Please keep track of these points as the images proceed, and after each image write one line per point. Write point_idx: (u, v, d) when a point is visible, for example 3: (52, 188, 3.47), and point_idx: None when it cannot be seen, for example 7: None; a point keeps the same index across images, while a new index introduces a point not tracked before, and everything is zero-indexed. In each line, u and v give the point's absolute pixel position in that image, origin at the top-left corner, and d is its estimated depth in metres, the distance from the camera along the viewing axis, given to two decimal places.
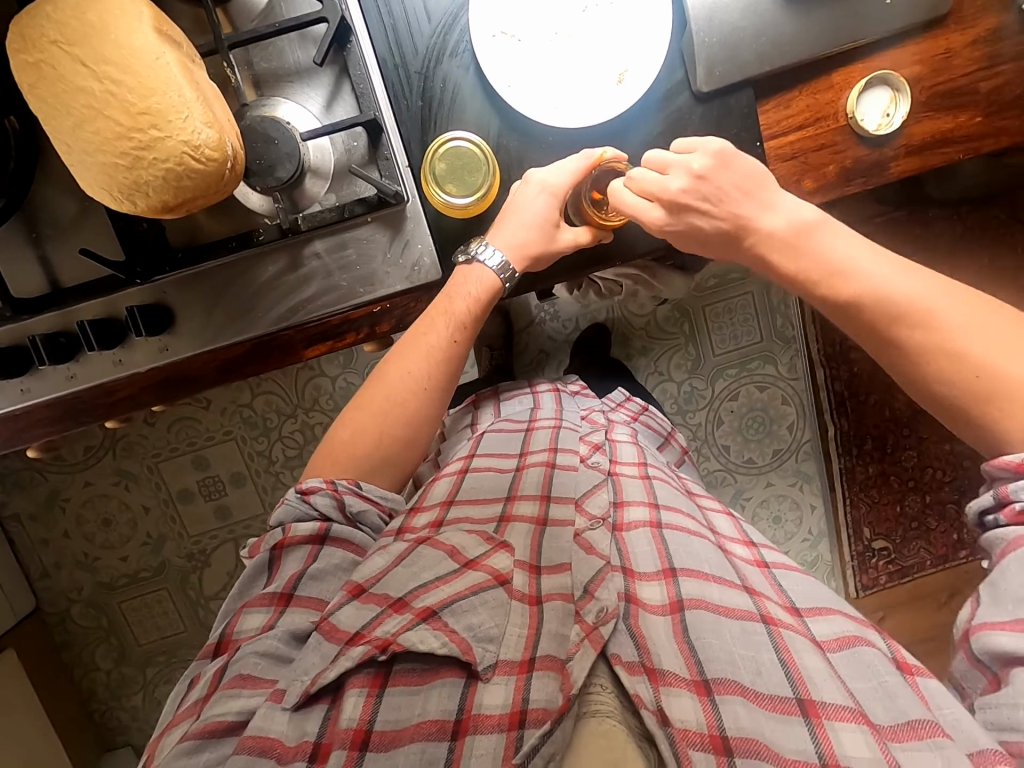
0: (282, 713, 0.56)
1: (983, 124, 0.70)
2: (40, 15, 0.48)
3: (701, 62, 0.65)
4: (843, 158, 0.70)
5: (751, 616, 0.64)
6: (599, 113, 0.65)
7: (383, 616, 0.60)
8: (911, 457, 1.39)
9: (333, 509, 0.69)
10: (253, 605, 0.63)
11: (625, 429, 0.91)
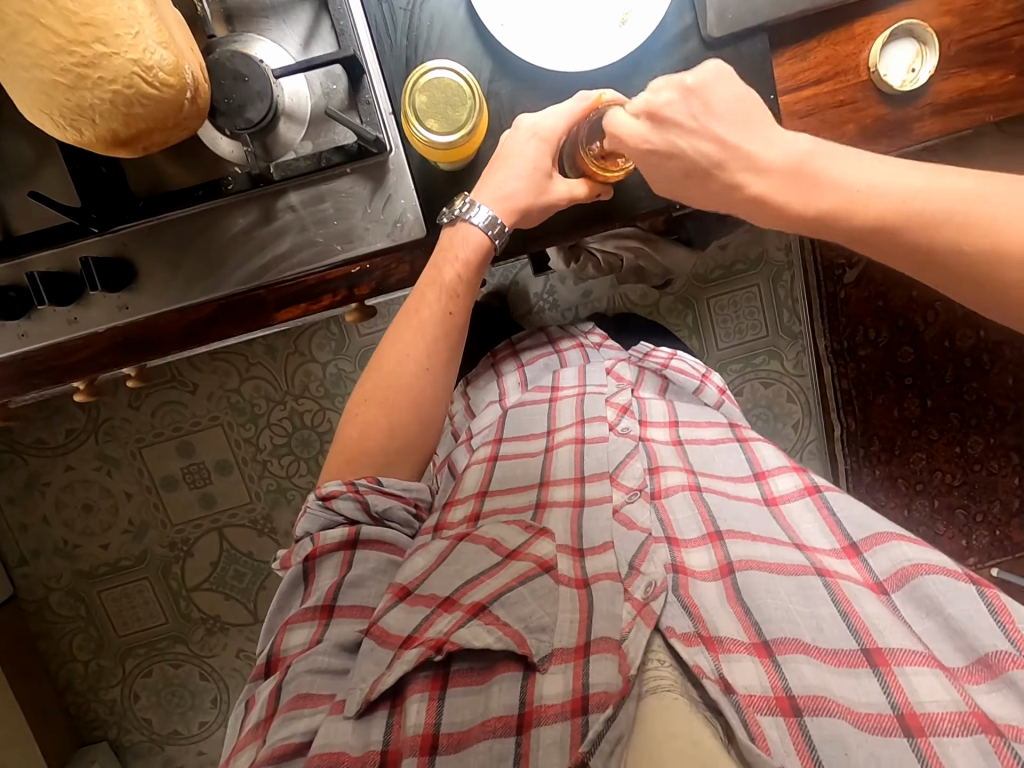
0: (345, 723, 0.53)
1: (1016, 83, 0.65)
2: None
3: (712, 5, 0.60)
4: (864, 117, 0.65)
5: (806, 570, 0.60)
6: (600, 56, 0.60)
7: (433, 618, 0.57)
8: (919, 459, 1.33)
9: (359, 513, 0.63)
10: (296, 621, 0.59)
11: (656, 382, 0.82)
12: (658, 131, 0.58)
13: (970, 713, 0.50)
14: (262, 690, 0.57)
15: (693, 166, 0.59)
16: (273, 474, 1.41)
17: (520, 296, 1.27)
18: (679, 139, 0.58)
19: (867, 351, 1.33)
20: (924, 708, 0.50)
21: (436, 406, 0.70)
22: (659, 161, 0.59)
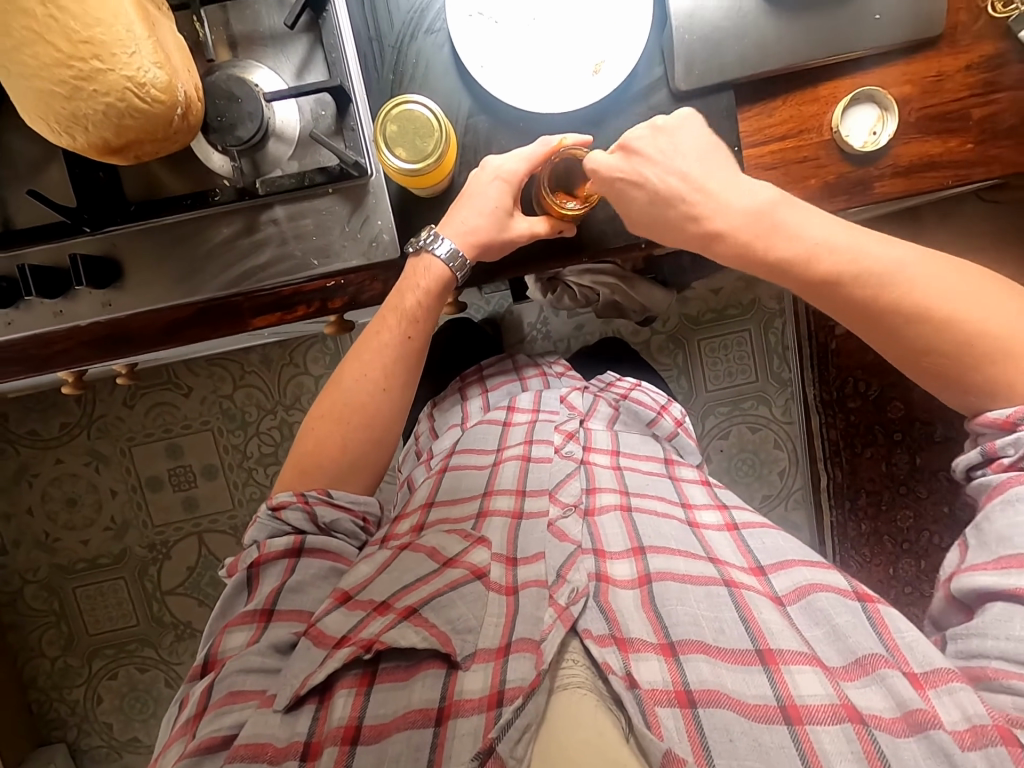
0: (275, 715, 0.54)
1: (973, 151, 0.69)
2: None
3: (680, 59, 0.63)
4: (826, 173, 0.68)
5: (714, 581, 0.61)
6: (571, 101, 0.64)
7: (369, 618, 0.57)
8: (906, 516, 1.26)
9: (307, 523, 0.65)
10: (235, 624, 0.60)
11: (606, 411, 0.83)
12: (629, 161, 0.63)
13: (840, 705, 0.52)
14: (195, 689, 0.58)
15: (659, 194, 0.63)
16: (257, 483, 1.42)
17: (513, 325, 1.29)
18: (647, 171, 0.63)
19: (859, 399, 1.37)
20: (804, 702, 0.52)
21: (397, 420, 0.72)
22: (625, 189, 0.63)
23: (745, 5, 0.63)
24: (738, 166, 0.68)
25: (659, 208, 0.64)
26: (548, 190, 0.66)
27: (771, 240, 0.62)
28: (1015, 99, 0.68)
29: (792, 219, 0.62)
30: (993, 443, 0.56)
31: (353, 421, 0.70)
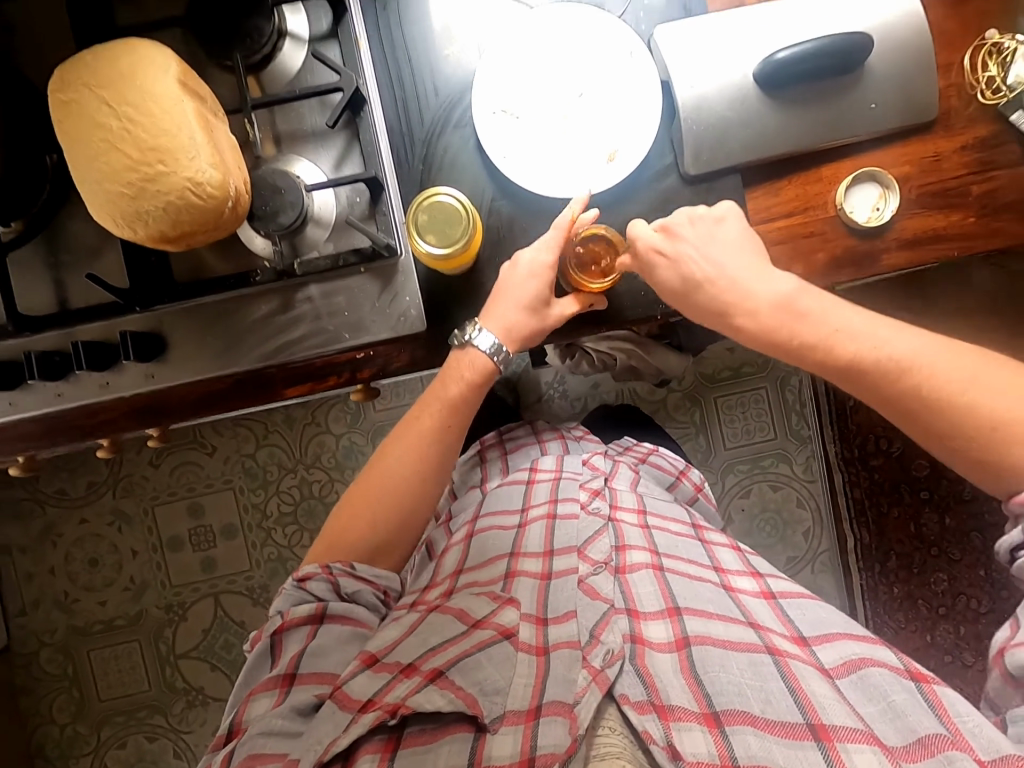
0: None
1: (976, 224, 0.72)
2: (81, 61, 0.54)
3: (689, 147, 0.67)
4: (834, 247, 0.72)
5: (756, 648, 0.61)
6: (588, 187, 0.68)
7: (398, 678, 0.57)
8: (941, 582, 1.16)
9: (328, 593, 0.66)
10: (258, 692, 0.59)
11: (629, 473, 0.83)
12: (670, 242, 0.67)
13: None
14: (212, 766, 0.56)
15: (690, 277, 0.67)
16: (276, 544, 1.42)
17: (531, 384, 1.28)
18: (687, 251, 0.66)
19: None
20: None
21: (422, 488, 0.73)
22: (665, 264, 0.66)
23: (749, 96, 0.68)
24: None
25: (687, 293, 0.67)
26: (573, 268, 0.70)
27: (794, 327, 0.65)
28: (1012, 176, 0.71)
29: (810, 307, 0.65)
30: None
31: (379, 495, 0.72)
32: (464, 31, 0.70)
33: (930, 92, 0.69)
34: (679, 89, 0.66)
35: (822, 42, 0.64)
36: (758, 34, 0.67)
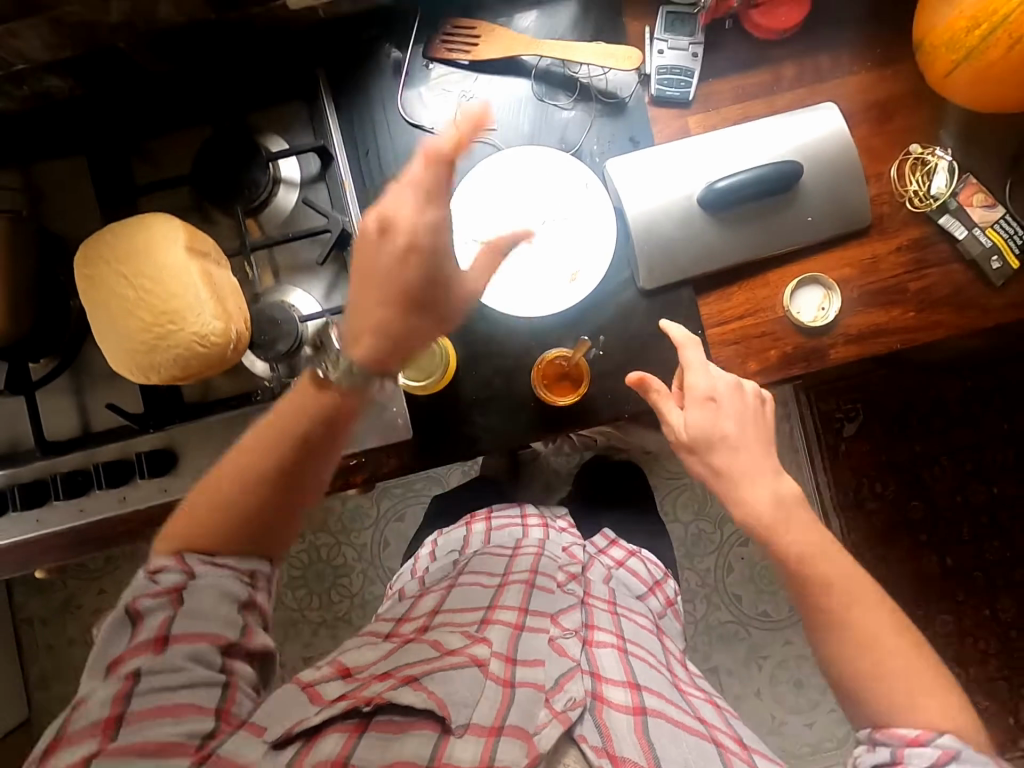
0: (260, 746, 0.53)
1: (916, 319, 0.78)
2: (101, 240, 0.63)
3: (643, 264, 0.74)
4: (784, 346, 0.78)
5: (704, 737, 0.66)
6: (554, 306, 0.74)
7: (373, 679, 0.60)
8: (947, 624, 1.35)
9: (175, 589, 0.56)
10: (80, 730, 0.51)
11: (602, 570, 0.89)
12: (721, 387, 0.70)
13: None
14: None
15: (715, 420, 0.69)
16: None
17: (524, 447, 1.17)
18: (724, 403, 0.69)
19: (874, 504, 1.39)
20: None
21: None
22: (694, 403, 0.69)
23: (694, 217, 0.75)
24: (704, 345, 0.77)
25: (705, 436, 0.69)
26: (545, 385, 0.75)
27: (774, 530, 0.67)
28: (945, 273, 0.77)
29: (803, 513, 0.68)
30: (900, 752, 0.58)
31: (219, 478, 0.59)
32: None
33: (861, 204, 0.76)
34: (631, 217, 0.74)
35: (758, 172, 0.72)
36: (699, 164, 0.75)
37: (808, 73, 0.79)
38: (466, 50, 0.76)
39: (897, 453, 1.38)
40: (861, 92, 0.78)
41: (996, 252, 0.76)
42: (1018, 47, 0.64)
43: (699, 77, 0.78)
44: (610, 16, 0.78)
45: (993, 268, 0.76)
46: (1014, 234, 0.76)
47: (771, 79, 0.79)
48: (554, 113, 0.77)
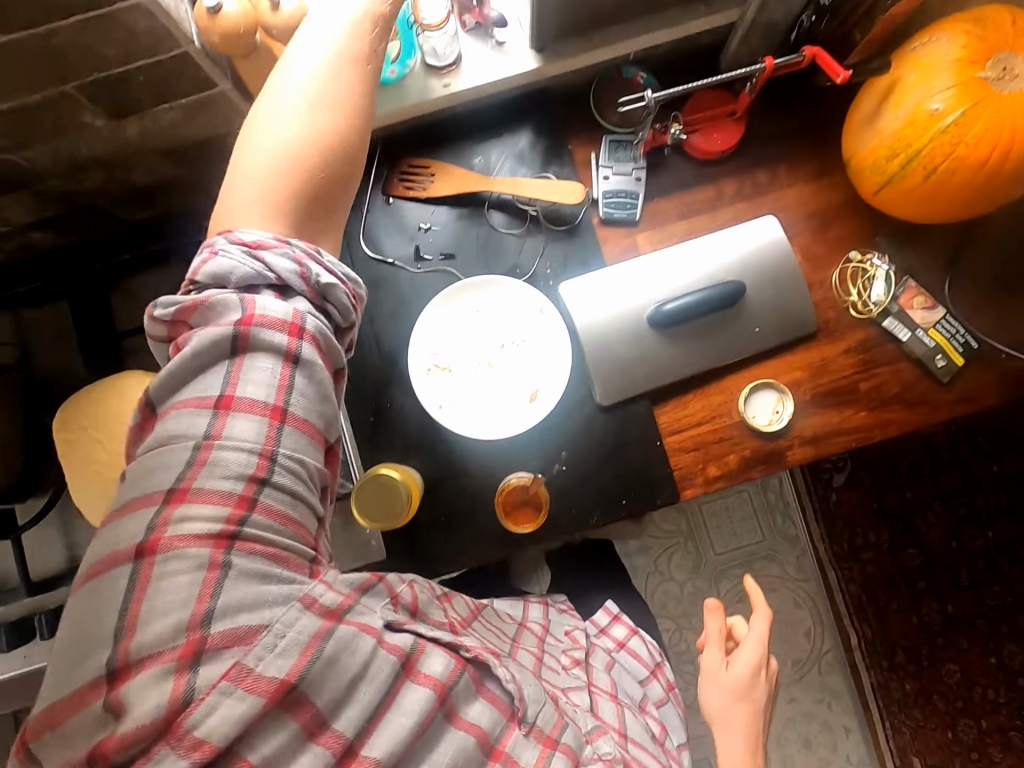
0: (376, 617, 0.51)
1: (869, 416, 0.80)
2: (80, 406, 0.71)
3: (598, 381, 0.77)
4: (742, 450, 0.80)
5: None
6: (512, 427, 0.78)
7: (448, 635, 0.56)
8: (953, 674, 1.31)
9: (294, 278, 0.50)
10: (212, 492, 0.46)
11: (604, 657, 0.88)
12: (753, 644, 0.78)
13: None
14: (176, 569, 0.44)
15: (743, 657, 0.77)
16: None
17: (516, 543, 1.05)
18: (748, 653, 0.77)
19: (870, 553, 1.35)
20: None
21: None
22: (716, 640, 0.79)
23: (646, 334, 0.78)
24: (664, 453, 0.80)
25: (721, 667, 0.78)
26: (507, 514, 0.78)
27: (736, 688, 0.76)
28: (894, 371, 0.80)
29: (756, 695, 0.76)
30: None
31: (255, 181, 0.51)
32: (404, 295, 0.81)
33: (806, 311, 0.79)
34: (584, 340, 0.77)
35: (701, 293, 0.76)
36: (648, 281, 0.78)
37: (747, 188, 0.83)
38: (424, 187, 0.81)
39: (888, 499, 1.35)
40: (800, 202, 0.82)
41: (940, 352, 0.79)
42: (935, 174, 0.67)
43: (644, 198, 0.82)
44: (558, 145, 0.83)
45: (938, 367, 0.79)
46: (956, 334, 0.79)
47: (713, 195, 0.83)
48: (507, 240, 0.81)
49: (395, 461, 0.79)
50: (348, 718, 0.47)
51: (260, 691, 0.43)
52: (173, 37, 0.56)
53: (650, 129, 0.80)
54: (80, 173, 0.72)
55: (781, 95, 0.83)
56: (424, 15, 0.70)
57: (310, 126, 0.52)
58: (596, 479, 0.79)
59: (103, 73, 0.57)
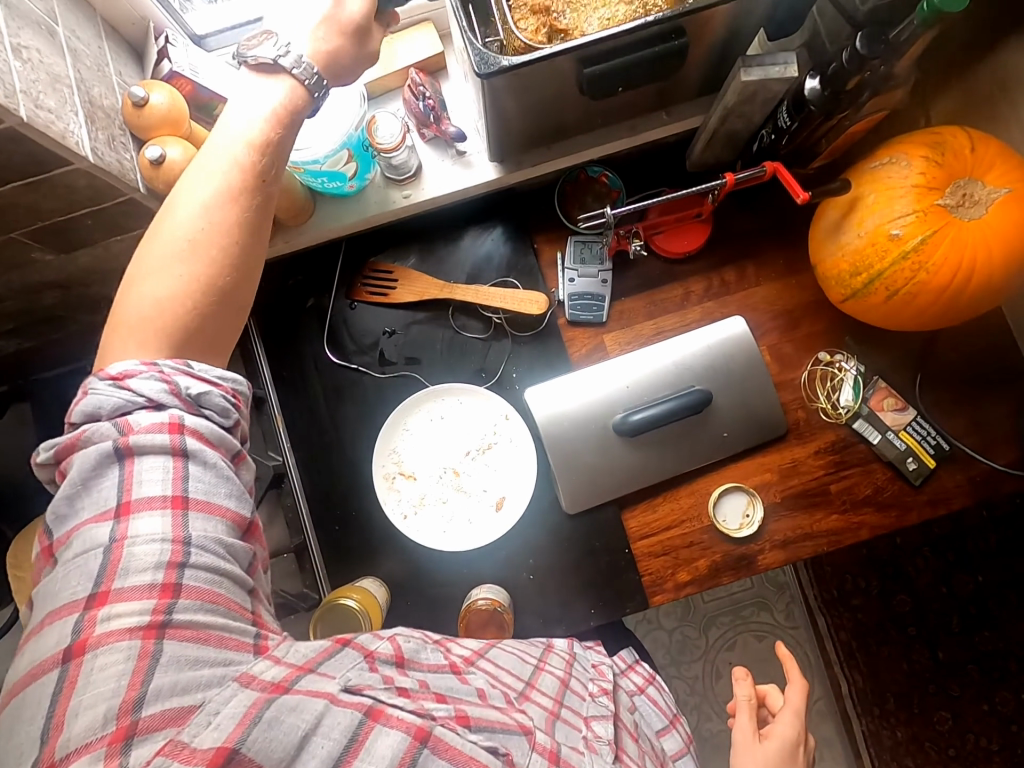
0: (332, 684, 0.43)
1: (841, 519, 0.78)
2: (34, 547, 0.76)
3: (565, 491, 0.77)
4: (712, 555, 0.77)
5: None
6: (480, 538, 0.77)
7: (422, 700, 0.47)
8: (945, 721, 1.20)
9: (165, 396, 0.47)
10: (134, 585, 0.42)
11: (628, 699, 0.72)
12: (787, 702, 0.72)
13: None
14: (104, 662, 0.39)
15: (789, 712, 0.70)
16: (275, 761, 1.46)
17: None
18: (784, 713, 0.70)
19: (860, 601, 1.26)
20: None
21: None
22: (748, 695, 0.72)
23: (611, 442, 0.76)
24: (632, 561, 0.78)
25: (752, 723, 0.71)
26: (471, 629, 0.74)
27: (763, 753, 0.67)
28: (865, 471, 0.78)
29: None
30: None
31: (132, 334, 0.49)
32: (368, 401, 0.81)
33: (774, 415, 0.78)
34: (549, 450, 0.76)
35: (666, 404, 0.75)
36: (612, 384, 0.77)
37: (715, 287, 0.82)
38: (388, 291, 0.81)
39: (877, 546, 1.25)
40: (769, 302, 0.81)
41: (911, 454, 0.77)
42: (897, 296, 0.67)
43: (611, 298, 0.81)
44: (523, 244, 0.82)
45: (910, 469, 0.77)
46: (927, 436, 0.77)
47: (681, 294, 0.82)
48: (471, 344, 0.81)
49: (360, 572, 0.78)
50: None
51: (199, 758, 0.37)
52: (116, 188, 0.56)
53: (613, 234, 0.79)
54: (34, 295, 0.71)
55: (749, 195, 0.83)
56: (380, 138, 0.70)
57: (182, 272, 0.49)
58: (564, 588, 0.78)
59: (44, 221, 0.56)
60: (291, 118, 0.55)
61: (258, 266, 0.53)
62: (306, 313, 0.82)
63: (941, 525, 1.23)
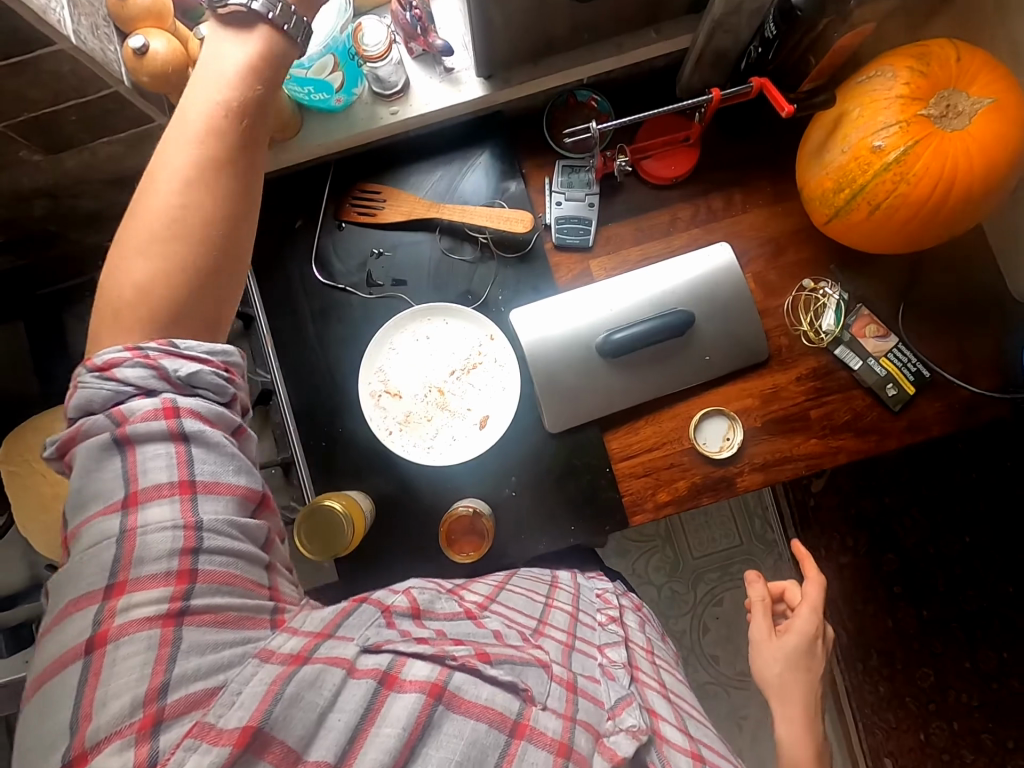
0: (351, 646, 0.45)
1: (819, 445, 0.79)
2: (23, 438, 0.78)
3: (546, 405, 0.78)
4: (692, 477, 0.78)
5: None
6: (465, 452, 0.79)
7: (442, 643, 0.49)
8: (927, 677, 1.21)
9: (153, 382, 0.45)
10: (150, 575, 0.42)
11: (636, 617, 0.76)
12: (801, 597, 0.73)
13: None
14: (126, 653, 0.40)
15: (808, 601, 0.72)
16: None
17: None
18: (802, 607, 0.72)
19: (847, 558, 1.27)
20: None
21: None
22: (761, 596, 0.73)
23: (593, 364, 0.77)
24: (612, 480, 0.79)
25: (768, 623, 0.72)
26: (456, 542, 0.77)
27: (771, 647, 0.70)
28: (845, 398, 0.79)
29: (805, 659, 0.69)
30: None
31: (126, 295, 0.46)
32: (355, 321, 0.82)
33: (756, 340, 0.79)
34: (533, 369, 0.77)
35: (647, 324, 0.76)
36: (597, 305, 0.77)
37: (702, 213, 0.82)
38: (375, 210, 0.82)
39: (865, 505, 1.26)
40: (755, 228, 0.82)
41: (891, 380, 0.78)
42: (879, 209, 0.67)
43: (597, 223, 0.81)
44: (511, 166, 0.82)
45: (889, 396, 0.78)
46: (908, 362, 0.78)
47: (667, 219, 0.82)
48: (458, 266, 0.82)
49: (345, 486, 0.80)
50: (325, 746, 0.41)
51: (225, 740, 0.39)
52: (100, 79, 0.56)
53: (598, 155, 0.80)
54: (23, 203, 0.71)
55: (739, 123, 0.83)
56: (367, 45, 0.70)
57: (173, 221, 0.47)
58: (545, 506, 0.80)
59: (32, 113, 0.57)
60: (271, 66, 0.52)
61: (252, 212, 0.51)
62: (294, 233, 0.83)
63: (931, 485, 1.24)
